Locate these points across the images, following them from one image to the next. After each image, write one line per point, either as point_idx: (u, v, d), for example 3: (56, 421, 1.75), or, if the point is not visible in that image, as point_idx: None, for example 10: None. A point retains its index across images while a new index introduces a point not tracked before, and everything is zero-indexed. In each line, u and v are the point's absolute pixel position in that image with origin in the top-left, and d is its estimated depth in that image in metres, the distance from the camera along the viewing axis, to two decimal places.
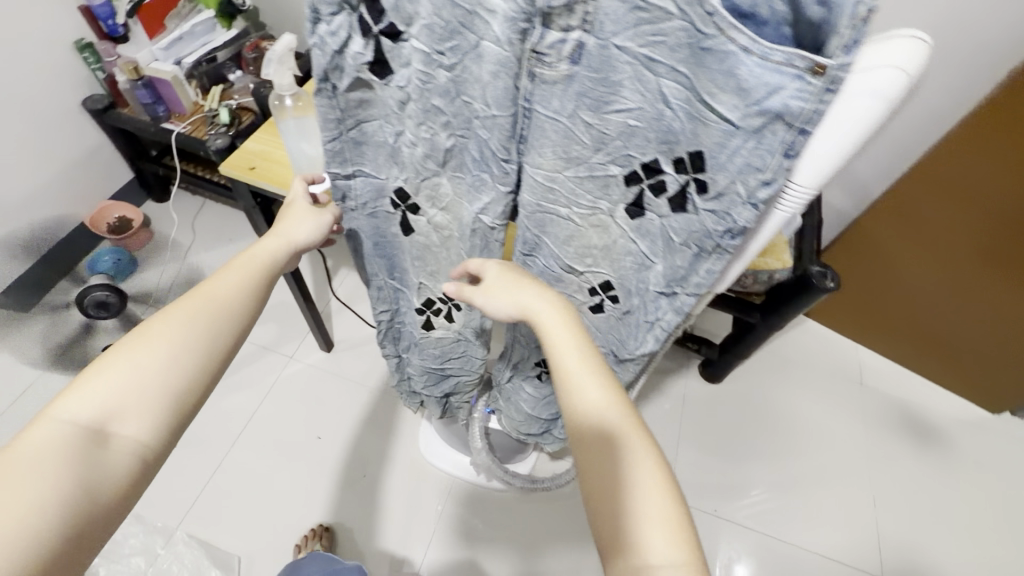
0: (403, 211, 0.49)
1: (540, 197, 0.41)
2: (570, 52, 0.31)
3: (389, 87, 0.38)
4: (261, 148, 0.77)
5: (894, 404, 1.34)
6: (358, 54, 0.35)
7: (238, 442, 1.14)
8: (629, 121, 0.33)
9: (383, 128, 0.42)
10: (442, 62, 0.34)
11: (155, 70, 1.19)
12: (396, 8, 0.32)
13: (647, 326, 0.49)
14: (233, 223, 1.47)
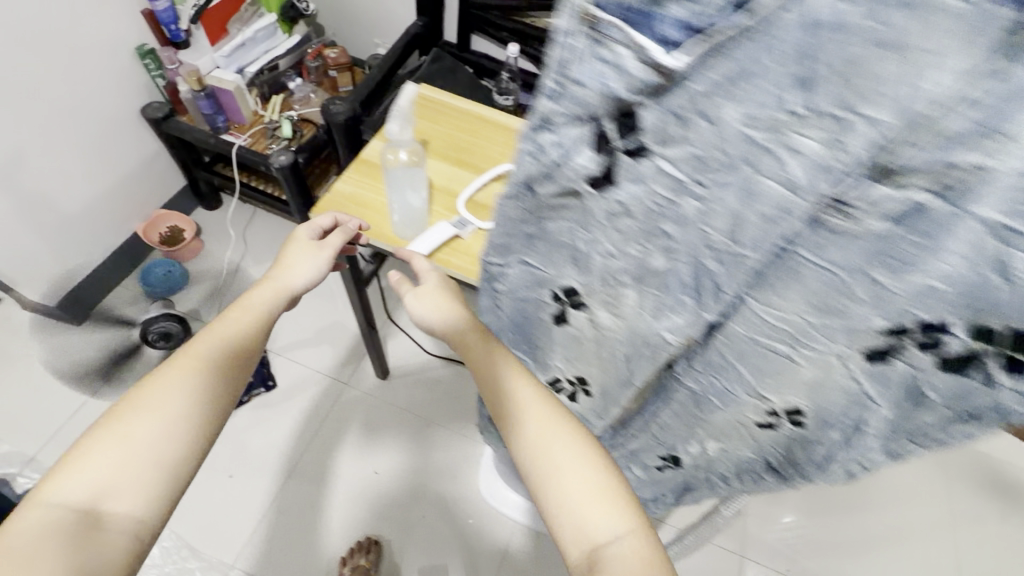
0: (563, 305, 0.42)
1: (756, 330, 0.34)
2: (893, 209, 0.24)
3: (601, 201, 0.31)
4: (352, 190, 0.72)
5: (979, 460, 1.25)
6: (582, 167, 0.29)
7: (293, 474, 1.10)
8: (939, 285, 0.26)
9: (572, 231, 0.35)
10: (695, 191, 0.27)
11: (218, 79, 1.14)
12: (657, 131, 0.25)
13: (835, 462, 0.42)
14: (285, 236, 1.41)
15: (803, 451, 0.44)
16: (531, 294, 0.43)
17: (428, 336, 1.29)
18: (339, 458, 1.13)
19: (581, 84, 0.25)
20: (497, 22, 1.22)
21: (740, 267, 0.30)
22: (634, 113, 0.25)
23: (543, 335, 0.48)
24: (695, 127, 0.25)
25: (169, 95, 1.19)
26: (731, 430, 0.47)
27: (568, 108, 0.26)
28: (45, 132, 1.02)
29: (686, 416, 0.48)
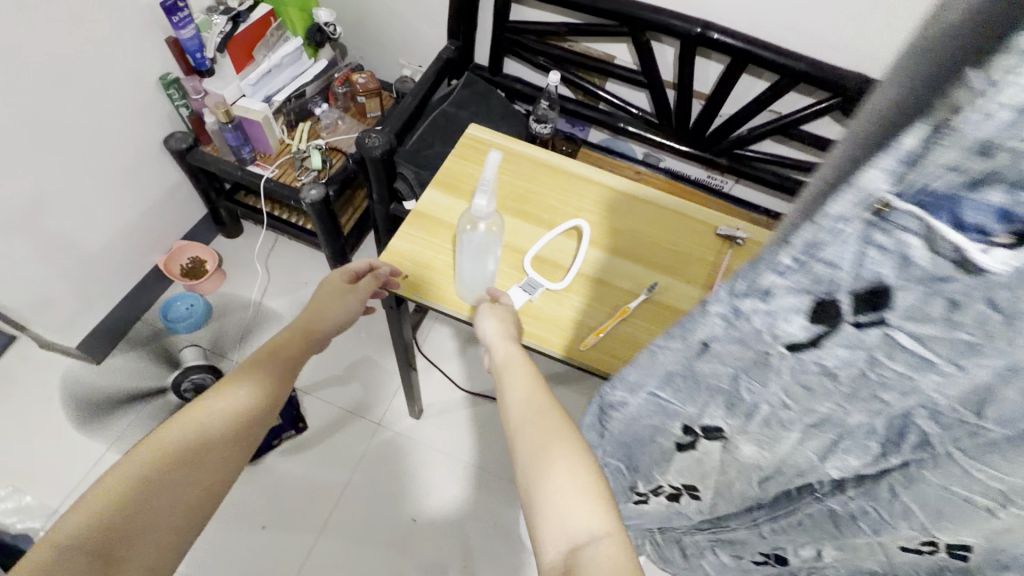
0: (694, 436, 0.38)
1: (952, 485, 0.30)
2: None
3: (793, 359, 0.26)
4: (410, 249, 0.68)
5: None
6: (791, 334, 0.24)
7: (328, 524, 1.06)
8: None
9: (731, 377, 0.30)
10: (943, 370, 0.22)
11: (245, 108, 1.08)
12: (917, 311, 0.20)
13: None
14: (309, 264, 1.36)
15: None
16: (653, 421, 0.40)
17: (462, 371, 1.25)
18: (375, 506, 1.08)
19: (835, 266, 0.20)
20: (534, 46, 1.17)
21: (965, 433, 0.26)
22: (886, 294, 0.20)
23: (657, 450, 0.44)
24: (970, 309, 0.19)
25: (192, 125, 1.14)
26: (866, 551, 0.42)
27: (796, 282, 0.22)
28: (68, 172, 0.97)
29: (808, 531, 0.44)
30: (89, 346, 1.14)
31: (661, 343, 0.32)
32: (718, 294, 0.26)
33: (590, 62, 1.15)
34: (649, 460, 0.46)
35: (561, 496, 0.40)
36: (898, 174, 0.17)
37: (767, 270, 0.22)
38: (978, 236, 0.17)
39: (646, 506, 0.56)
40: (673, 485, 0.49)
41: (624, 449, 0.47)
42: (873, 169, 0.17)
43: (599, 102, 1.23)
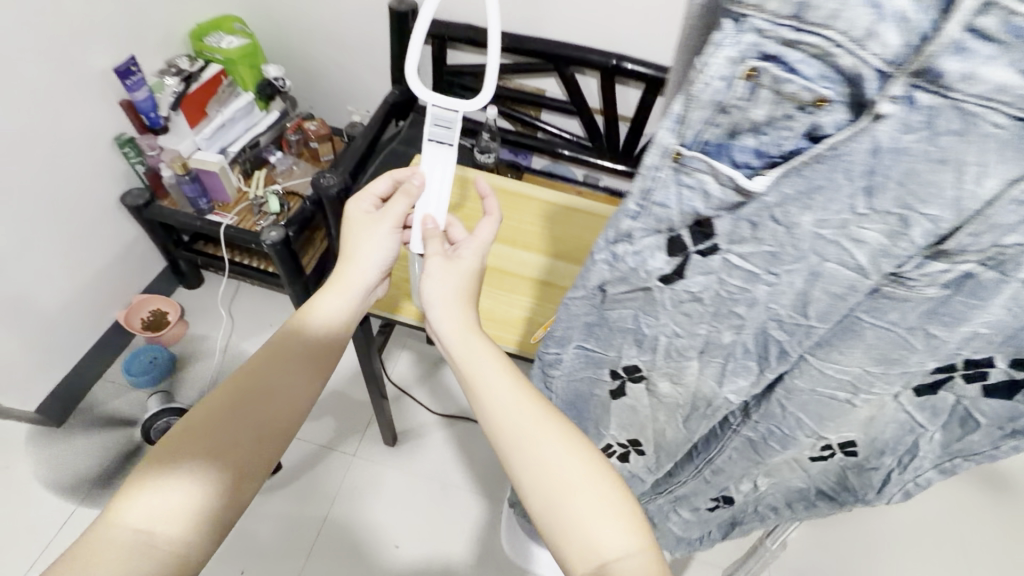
0: (622, 379, 0.45)
1: (817, 383, 0.37)
2: (948, 280, 0.27)
3: (672, 291, 0.34)
4: None
5: None
6: (656, 267, 0.32)
7: (310, 558, 1.06)
8: (979, 330, 0.30)
9: (637, 317, 0.37)
10: (768, 279, 0.30)
11: (201, 161, 1.13)
12: (731, 232, 0.28)
13: (896, 483, 0.44)
14: (274, 307, 1.39)
15: (859, 476, 0.47)
16: (587, 373, 0.46)
17: (432, 395, 1.29)
18: (357, 535, 1.10)
19: (665, 206, 0.28)
20: (471, 86, 1.27)
21: (803, 334, 0.33)
22: (710, 221, 0.28)
23: (599, 407, 0.50)
24: (767, 226, 0.28)
25: (149, 180, 1.17)
26: (786, 465, 0.50)
27: (648, 222, 0.29)
28: (24, 234, 0.99)
29: (741, 459, 0.50)
30: (50, 408, 1.12)
31: (571, 298, 0.38)
32: (600, 244, 0.33)
33: (522, 96, 1.26)
34: (594, 418, 0.52)
35: (568, 488, 0.43)
36: (677, 131, 0.24)
37: (625, 217, 0.30)
38: (746, 169, 0.25)
39: None
40: (620, 442, 0.55)
41: (573, 411, 0.53)
42: (663, 129, 0.25)
43: (536, 131, 1.33)
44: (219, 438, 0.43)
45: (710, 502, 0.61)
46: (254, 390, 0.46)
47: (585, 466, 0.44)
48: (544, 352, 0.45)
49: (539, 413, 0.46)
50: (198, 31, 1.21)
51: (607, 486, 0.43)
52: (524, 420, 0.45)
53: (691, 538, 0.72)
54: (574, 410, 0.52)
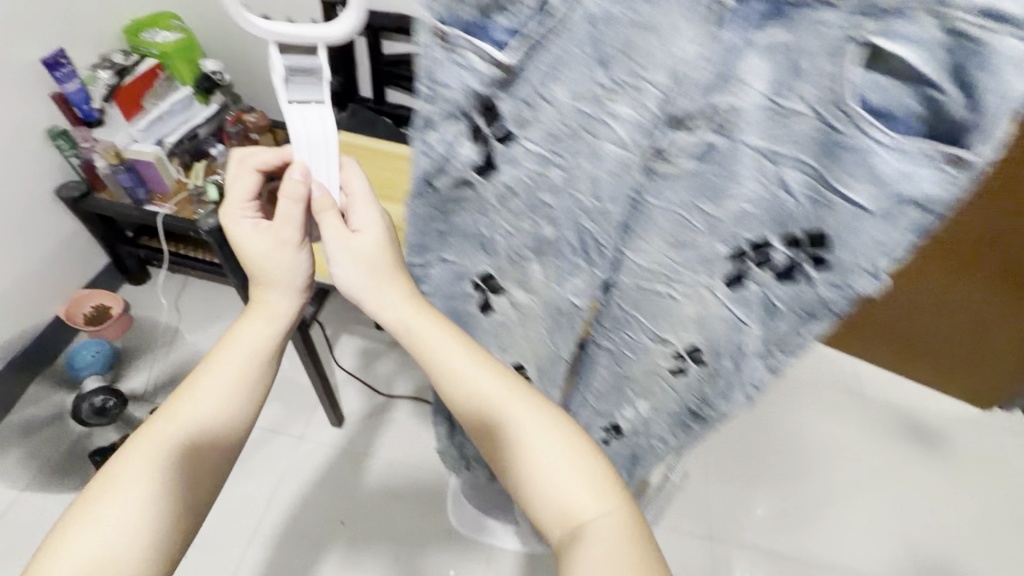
0: (484, 292, 0.48)
1: (639, 276, 0.41)
2: (696, 150, 0.31)
3: (492, 185, 0.37)
4: None
5: (894, 412, 1.42)
6: (466, 158, 0.35)
7: (254, 540, 1.05)
8: (746, 206, 0.34)
9: (477, 220, 0.41)
10: (558, 162, 0.35)
11: (136, 152, 1.15)
12: (514, 114, 0.32)
13: (742, 386, 0.47)
14: (221, 299, 1.39)
15: (716, 384, 0.49)
16: (456, 290, 0.50)
17: (380, 375, 1.27)
18: (302, 515, 1.09)
19: (449, 87, 0.31)
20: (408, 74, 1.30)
21: (609, 219, 0.37)
22: (494, 104, 0.32)
23: (476, 331, 0.54)
24: (541, 105, 0.32)
25: (84, 173, 1.18)
26: (654, 382, 0.53)
27: (442, 106, 0.33)
28: None
29: (612, 374, 0.54)
30: None
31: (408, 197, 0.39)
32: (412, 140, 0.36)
33: None
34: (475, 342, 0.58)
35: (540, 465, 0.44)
36: (435, 8, 0.29)
37: (422, 105, 0.33)
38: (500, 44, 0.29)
39: None
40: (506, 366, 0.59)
41: None
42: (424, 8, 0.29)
43: None
44: (150, 477, 0.41)
45: (603, 433, 0.65)
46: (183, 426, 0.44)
47: (556, 446, 0.44)
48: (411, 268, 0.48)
49: (504, 393, 0.46)
50: (133, 27, 1.23)
51: (583, 463, 0.43)
52: (492, 403, 0.46)
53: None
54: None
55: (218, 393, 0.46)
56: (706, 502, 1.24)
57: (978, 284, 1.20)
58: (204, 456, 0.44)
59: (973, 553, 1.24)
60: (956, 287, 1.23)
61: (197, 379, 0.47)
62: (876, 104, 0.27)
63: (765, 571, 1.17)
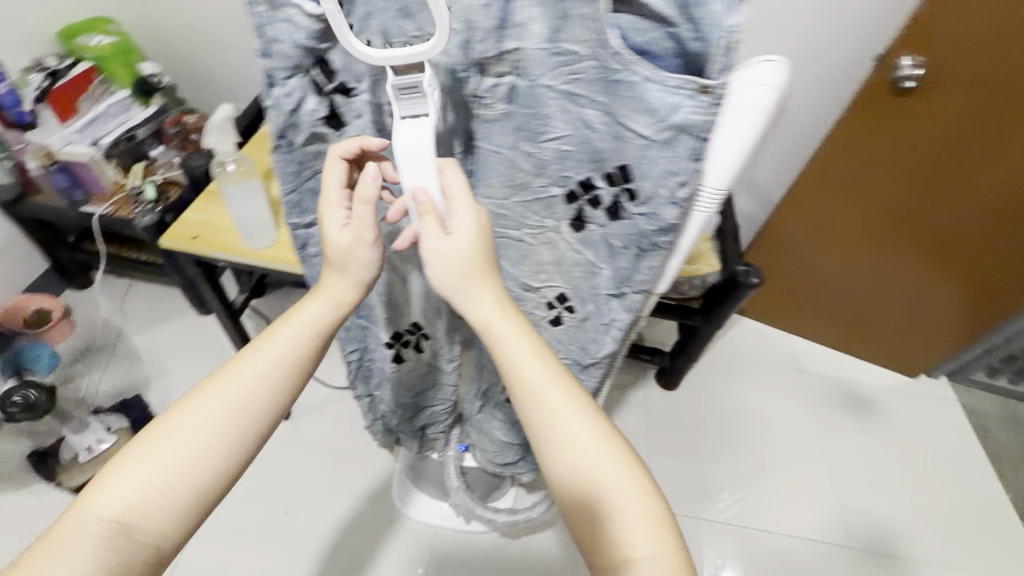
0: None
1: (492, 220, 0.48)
2: (503, 93, 0.39)
3: (343, 138, 0.46)
4: (203, 217, 0.76)
5: (830, 383, 1.49)
6: (312, 110, 0.43)
7: (197, 532, 1.07)
8: (561, 146, 0.41)
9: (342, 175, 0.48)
10: (393, 110, 0.43)
11: (70, 154, 1.15)
12: (347, 68, 0.41)
13: (604, 328, 0.53)
14: (167, 301, 1.40)
15: (586, 331, 0.54)
16: None
17: (329, 371, 1.31)
18: (247, 506, 1.11)
19: (282, 43, 0.38)
20: None
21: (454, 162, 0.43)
22: (327, 58, 0.40)
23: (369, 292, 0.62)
24: (366, 59, 0.40)
25: (18, 176, 1.19)
26: (535, 334, 0.57)
27: (281, 60, 0.40)
28: None
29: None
30: None
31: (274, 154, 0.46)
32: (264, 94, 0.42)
33: None
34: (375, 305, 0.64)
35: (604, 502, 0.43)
36: None
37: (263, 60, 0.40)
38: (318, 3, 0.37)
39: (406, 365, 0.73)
40: (410, 328, 0.68)
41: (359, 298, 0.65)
42: None
43: None
44: (192, 443, 0.44)
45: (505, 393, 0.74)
46: (228, 403, 0.45)
47: (611, 468, 0.43)
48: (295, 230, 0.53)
49: (585, 423, 0.44)
50: (66, 32, 1.24)
51: (627, 484, 0.43)
52: (568, 426, 0.44)
53: (524, 449, 0.84)
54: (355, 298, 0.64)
55: (237, 398, 0.46)
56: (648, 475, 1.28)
57: (890, 251, 1.28)
58: (239, 440, 0.45)
59: (911, 513, 1.28)
60: (870, 256, 1.31)
61: (223, 382, 0.46)
62: (639, 42, 0.33)
63: (707, 539, 1.21)
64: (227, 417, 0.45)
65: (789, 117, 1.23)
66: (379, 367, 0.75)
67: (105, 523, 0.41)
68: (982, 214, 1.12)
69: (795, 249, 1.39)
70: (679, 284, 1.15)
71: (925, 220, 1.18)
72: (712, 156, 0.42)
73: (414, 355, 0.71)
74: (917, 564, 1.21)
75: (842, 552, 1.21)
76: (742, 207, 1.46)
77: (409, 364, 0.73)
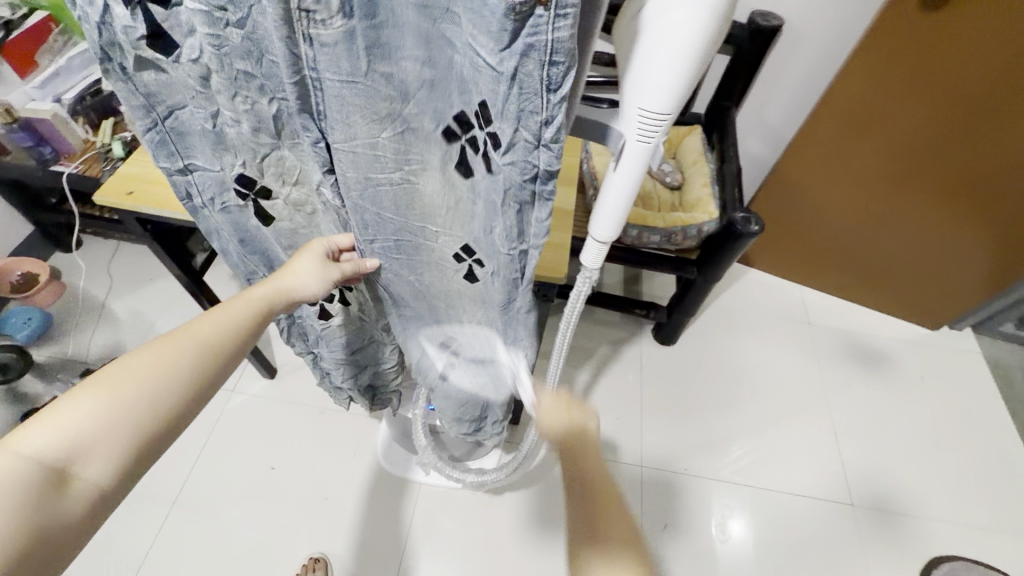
0: (253, 199, 0.53)
1: (365, 169, 0.44)
2: (338, 5, 0.31)
3: (181, 63, 0.39)
4: (136, 171, 0.71)
5: (840, 336, 1.41)
6: (128, 25, 0.36)
7: (187, 487, 1.09)
8: (424, 70, 0.37)
9: (196, 114, 0.44)
10: (228, 19, 0.35)
11: (31, 111, 1.10)
12: None
13: (513, 280, 0.51)
14: (153, 261, 1.38)
15: (490, 283, 0.55)
16: (225, 203, 0.54)
17: None
18: (235, 462, 1.12)
19: None
20: None
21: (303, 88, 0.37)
22: None
23: (267, 244, 0.61)
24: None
25: None
26: (438, 284, 0.58)
27: None
28: None
29: (408, 286, 0.59)
30: None
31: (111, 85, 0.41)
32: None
33: None
34: (280, 257, 0.62)
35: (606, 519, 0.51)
36: None
37: None
38: None
39: (331, 322, 0.71)
40: None
41: (257, 254, 0.62)
42: None
43: None
44: (155, 384, 0.41)
45: (440, 362, 0.71)
46: (193, 347, 0.44)
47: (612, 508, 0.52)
48: (169, 176, 0.50)
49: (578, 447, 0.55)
50: None
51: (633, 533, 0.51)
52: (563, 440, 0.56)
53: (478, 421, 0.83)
54: (262, 253, 0.62)
55: (178, 360, 0.42)
56: (638, 430, 1.25)
57: (914, 202, 1.17)
58: (178, 401, 0.41)
59: (922, 471, 1.22)
60: (894, 208, 1.20)
61: (170, 339, 0.43)
62: None
63: (710, 499, 1.17)
64: (192, 360, 0.43)
65: (799, 46, 1.10)
66: (310, 325, 0.75)
67: (39, 467, 0.36)
68: (1002, 160, 1.01)
69: (802, 193, 1.27)
70: (672, 234, 1.08)
71: (947, 165, 1.07)
72: (647, 74, 0.36)
73: (341, 312, 0.70)
74: (921, 520, 1.16)
75: (840, 509, 1.17)
76: (749, 147, 1.34)
77: (337, 321, 0.72)
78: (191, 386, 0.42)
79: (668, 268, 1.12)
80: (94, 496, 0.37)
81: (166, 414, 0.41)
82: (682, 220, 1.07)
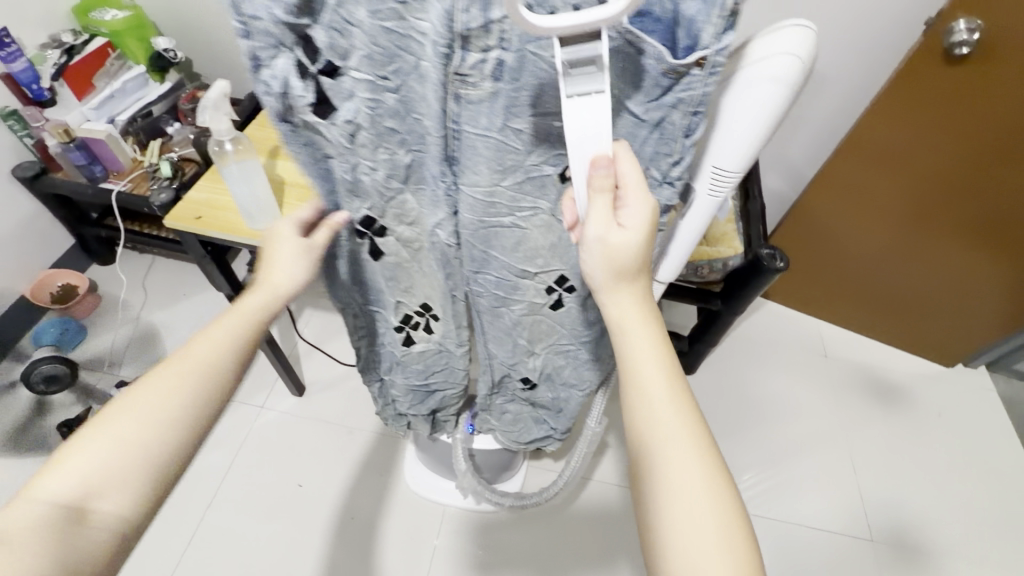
0: (369, 238, 0.54)
1: (481, 212, 0.48)
2: (491, 71, 0.37)
3: (334, 125, 0.42)
4: (205, 196, 0.75)
5: (858, 370, 1.43)
6: (300, 96, 0.39)
7: (215, 502, 1.10)
8: (555, 123, 0.41)
9: (337, 165, 0.46)
10: (387, 86, 0.40)
11: (87, 131, 1.15)
12: (331, 46, 0.37)
13: None
14: (187, 277, 1.42)
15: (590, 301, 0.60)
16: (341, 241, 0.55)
17: (343, 349, 1.32)
18: (262, 478, 1.13)
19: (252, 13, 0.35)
20: None
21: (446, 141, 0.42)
22: (309, 35, 0.37)
23: (367, 276, 0.61)
24: (352, 33, 0.37)
25: (39, 153, 1.21)
26: (531, 315, 0.62)
27: (260, 38, 0.36)
28: None
29: (508, 321, 0.63)
30: None
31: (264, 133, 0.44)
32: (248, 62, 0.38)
33: None
34: (374, 287, 0.63)
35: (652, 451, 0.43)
36: None
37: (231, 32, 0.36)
38: None
39: (415, 350, 0.71)
40: (417, 310, 0.65)
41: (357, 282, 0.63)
42: None
43: None
44: (154, 423, 0.43)
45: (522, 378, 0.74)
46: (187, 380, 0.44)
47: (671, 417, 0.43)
48: None
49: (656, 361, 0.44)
50: (81, 7, 1.24)
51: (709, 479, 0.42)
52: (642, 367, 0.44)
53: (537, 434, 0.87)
54: (362, 284, 0.63)
55: (168, 398, 0.44)
56: None
57: (938, 241, 1.20)
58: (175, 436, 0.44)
59: (940, 508, 1.22)
60: (919, 248, 1.23)
61: (158, 374, 0.45)
62: None
63: None
64: (186, 395, 0.44)
65: (824, 91, 1.15)
66: (388, 352, 0.74)
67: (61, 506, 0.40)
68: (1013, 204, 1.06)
69: (831, 229, 1.30)
70: (697, 267, 1.12)
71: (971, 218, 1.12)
72: (726, 135, 0.41)
73: (427, 341, 0.69)
74: (941, 560, 1.16)
75: (860, 544, 1.17)
76: (772, 184, 1.38)
77: (418, 348, 0.71)
78: (188, 417, 0.44)
79: (691, 300, 1.15)
80: (116, 522, 0.42)
81: (164, 449, 0.43)
82: (708, 253, 1.12)
